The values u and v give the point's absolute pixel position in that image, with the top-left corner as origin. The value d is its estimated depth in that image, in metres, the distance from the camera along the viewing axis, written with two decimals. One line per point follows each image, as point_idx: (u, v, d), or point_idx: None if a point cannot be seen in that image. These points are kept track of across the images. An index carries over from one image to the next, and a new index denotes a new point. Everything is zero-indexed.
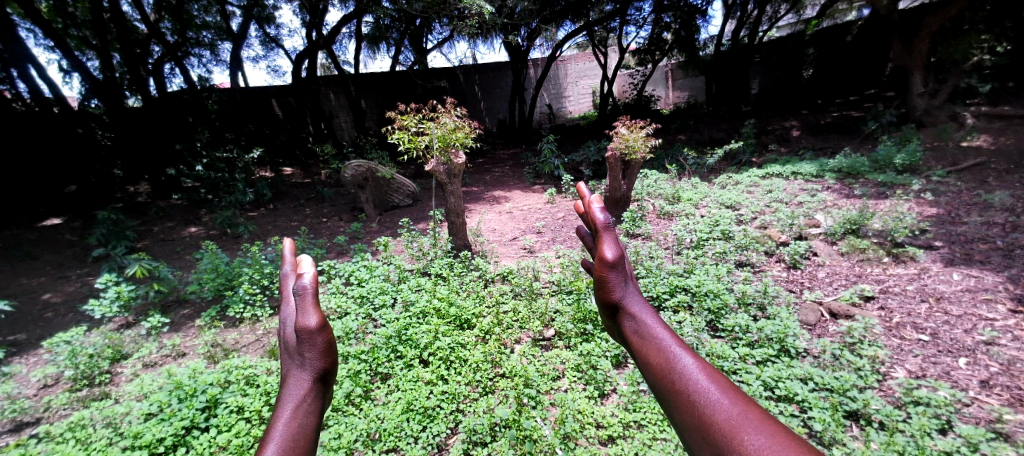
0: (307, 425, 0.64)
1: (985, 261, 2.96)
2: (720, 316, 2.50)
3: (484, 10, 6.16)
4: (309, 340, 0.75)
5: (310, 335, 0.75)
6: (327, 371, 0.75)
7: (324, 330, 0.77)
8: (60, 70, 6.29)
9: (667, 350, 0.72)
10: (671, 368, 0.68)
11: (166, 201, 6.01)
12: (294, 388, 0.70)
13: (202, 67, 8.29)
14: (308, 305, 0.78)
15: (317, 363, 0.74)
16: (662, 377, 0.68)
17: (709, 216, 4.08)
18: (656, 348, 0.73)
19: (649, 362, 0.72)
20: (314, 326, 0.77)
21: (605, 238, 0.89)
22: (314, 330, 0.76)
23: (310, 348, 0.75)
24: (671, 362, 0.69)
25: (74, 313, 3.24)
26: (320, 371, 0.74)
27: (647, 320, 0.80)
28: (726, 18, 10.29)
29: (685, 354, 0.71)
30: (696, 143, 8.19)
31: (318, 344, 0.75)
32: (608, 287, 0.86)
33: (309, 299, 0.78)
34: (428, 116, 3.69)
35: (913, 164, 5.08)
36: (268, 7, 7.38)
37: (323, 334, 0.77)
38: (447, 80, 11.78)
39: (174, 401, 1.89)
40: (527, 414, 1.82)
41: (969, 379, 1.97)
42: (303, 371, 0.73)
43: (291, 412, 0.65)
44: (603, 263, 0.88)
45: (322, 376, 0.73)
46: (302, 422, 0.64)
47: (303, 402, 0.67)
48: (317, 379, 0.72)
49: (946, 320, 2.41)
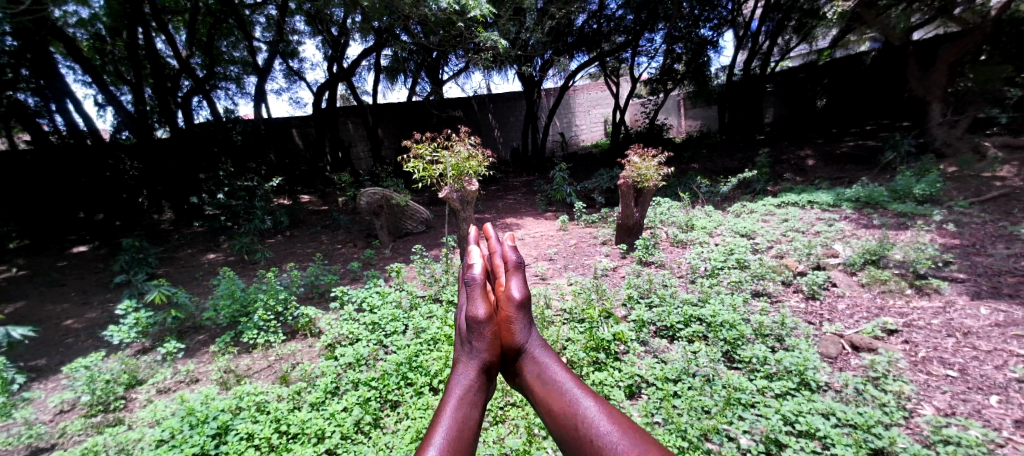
0: (470, 413, 0.81)
1: (1014, 295, 2.85)
2: (737, 347, 2.44)
3: (498, 44, 6.43)
4: (479, 329, 0.97)
5: (480, 324, 0.96)
6: (490, 362, 0.95)
7: (490, 323, 0.97)
8: (96, 105, 6.72)
9: (568, 395, 0.84)
10: (574, 414, 0.79)
11: (188, 227, 6.22)
12: (463, 374, 0.91)
13: (228, 99, 8.77)
14: (476, 300, 0.99)
15: (484, 354, 0.95)
16: (566, 423, 0.78)
17: (723, 244, 4.03)
18: (562, 397, 0.84)
19: (555, 409, 0.83)
20: (481, 317, 0.97)
21: (509, 283, 1.03)
22: (482, 319, 0.96)
23: (479, 336, 0.96)
24: (572, 406, 0.81)
25: (94, 339, 3.32)
26: (485, 361, 0.94)
27: (548, 364, 0.94)
28: (736, 49, 10.48)
29: (586, 398, 0.83)
30: (707, 171, 8.19)
31: (484, 335, 0.96)
32: (512, 333, 0.99)
33: (478, 292, 1.00)
34: (443, 144, 3.80)
35: (933, 194, 4.99)
36: (292, 42, 7.83)
37: (488, 325, 0.97)
38: (461, 110, 12.17)
39: (186, 428, 1.90)
40: (537, 445, 1.79)
41: (1002, 418, 1.87)
42: (473, 359, 0.94)
43: (461, 397, 0.84)
44: (507, 309, 1.00)
45: (485, 367, 0.93)
46: (469, 411, 0.82)
47: (471, 388, 0.88)
48: (482, 369, 0.93)
49: (975, 355, 2.31)
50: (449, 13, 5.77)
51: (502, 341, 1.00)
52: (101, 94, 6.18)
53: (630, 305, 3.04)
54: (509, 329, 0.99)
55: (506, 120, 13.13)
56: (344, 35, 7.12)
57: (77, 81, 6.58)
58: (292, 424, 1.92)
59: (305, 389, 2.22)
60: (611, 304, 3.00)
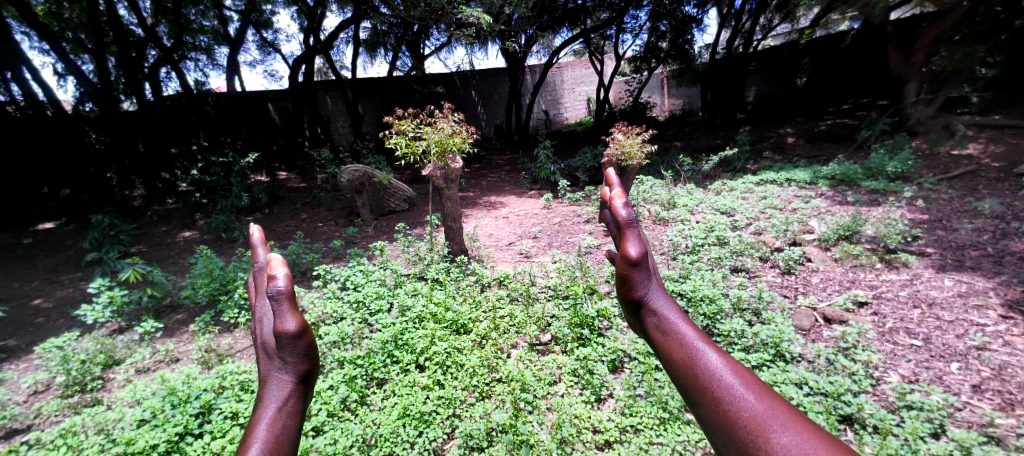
0: (287, 427, 0.64)
1: (976, 267, 3.00)
2: (716, 321, 2.52)
3: (482, 19, 6.22)
4: (291, 344, 0.75)
5: (291, 339, 0.75)
6: (308, 373, 0.75)
7: (304, 333, 0.77)
8: (55, 74, 6.28)
9: (689, 344, 0.72)
10: (693, 359, 0.69)
11: (160, 204, 5.95)
12: (275, 390, 0.70)
13: (198, 71, 8.30)
14: (285, 309, 0.77)
15: (299, 366, 0.75)
16: (685, 370, 0.68)
17: (705, 222, 4.10)
18: (676, 340, 0.74)
19: (673, 355, 0.72)
20: (293, 329, 0.76)
21: (630, 237, 0.85)
22: (295, 336, 0.75)
23: (292, 351, 0.75)
24: (694, 356, 0.69)
25: (66, 318, 3.20)
26: (303, 373, 0.74)
27: (668, 316, 0.80)
28: (721, 27, 10.39)
29: (708, 348, 0.71)
30: (692, 150, 8.23)
31: (299, 347, 0.76)
32: (633, 286, 0.83)
33: (286, 304, 0.76)
34: (426, 121, 3.68)
35: (905, 171, 5.14)
36: (265, 12, 7.43)
37: (303, 337, 0.77)
38: (444, 85, 11.84)
39: (168, 407, 1.86)
40: (523, 419, 1.81)
41: (961, 384, 1.99)
42: (285, 373, 0.74)
43: (274, 414, 0.66)
44: (627, 263, 0.83)
45: (305, 377, 0.74)
46: (285, 423, 0.65)
47: (286, 402, 0.68)
48: (299, 380, 0.73)
49: (938, 325, 2.43)
50: None
51: (623, 294, 0.84)
52: (60, 63, 5.77)
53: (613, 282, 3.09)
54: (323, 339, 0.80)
55: (491, 97, 12.85)
56: (320, 5, 6.74)
57: (33, 48, 6.10)
58: None
59: None
60: (595, 281, 3.04)
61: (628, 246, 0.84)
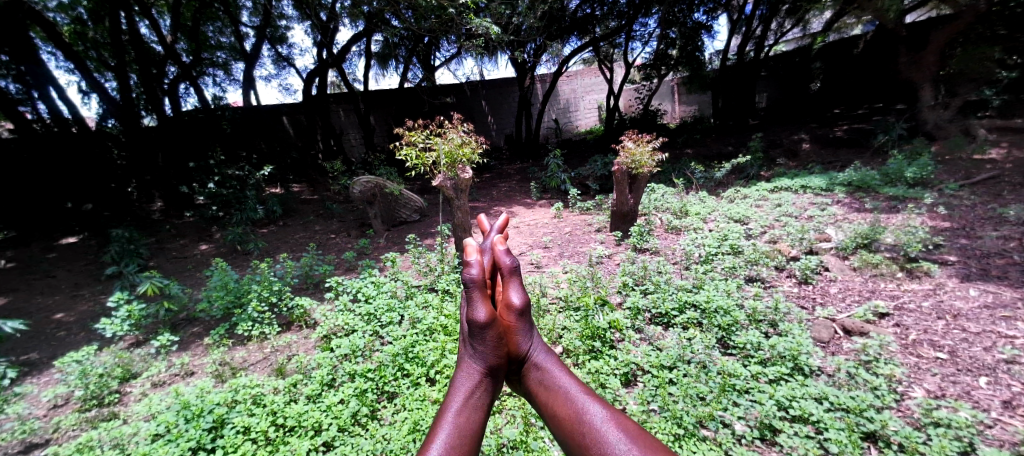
0: (473, 420, 0.77)
1: (1003, 276, 2.89)
2: (731, 333, 2.46)
3: (490, 29, 6.27)
4: (480, 333, 0.92)
5: (482, 328, 0.91)
6: (495, 366, 0.91)
7: (491, 325, 0.92)
8: (80, 92, 6.53)
9: (574, 400, 0.82)
10: (582, 419, 0.77)
11: (178, 217, 6.11)
12: (465, 379, 0.86)
13: (215, 86, 8.56)
14: (476, 301, 0.93)
15: (487, 358, 0.90)
16: (570, 430, 0.77)
17: (718, 230, 4.04)
18: (566, 401, 0.82)
19: (559, 415, 0.81)
20: (483, 319, 0.92)
21: (512, 286, 0.99)
22: (484, 324, 0.91)
23: (481, 341, 0.92)
24: (578, 413, 0.78)
25: (86, 331, 3.29)
26: (489, 365, 0.90)
27: (553, 372, 0.90)
28: (731, 33, 10.33)
29: (593, 403, 0.81)
30: (704, 157, 8.13)
31: (487, 338, 0.91)
32: (515, 340, 0.95)
33: (477, 292, 0.93)
34: (435, 132, 3.71)
35: (925, 177, 5.01)
36: (280, 27, 7.64)
37: (490, 327, 0.92)
38: (453, 95, 12.00)
39: (182, 422, 1.89)
40: (534, 435, 1.79)
41: (991, 400, 1.90)
42: (476, 362, 0.90)
43: (464, 401, 0.81)
44: (511, 313, 0.97)
45: (491, 370, 0.90)
46: (472, 415, 0.79)
47: (473, 391, 0.84)
48: (485, 371, 0.89)
49: (965, 337, 2.34)
50: None
51: (505, 350, 0.95)
52: (84, 81, 5.99)
53: (625, 292, 3.06)
54: (509, 335, 0.95)
55: (501, 106, 12.95)
56: (333, 20, 6.88)
57: (60, 68, 6.36)
58: (288, 417, 1.92)
59: (301, 382, 2.21)
60: (606, 291, 3.00)
61: (512, 293, 1.00)
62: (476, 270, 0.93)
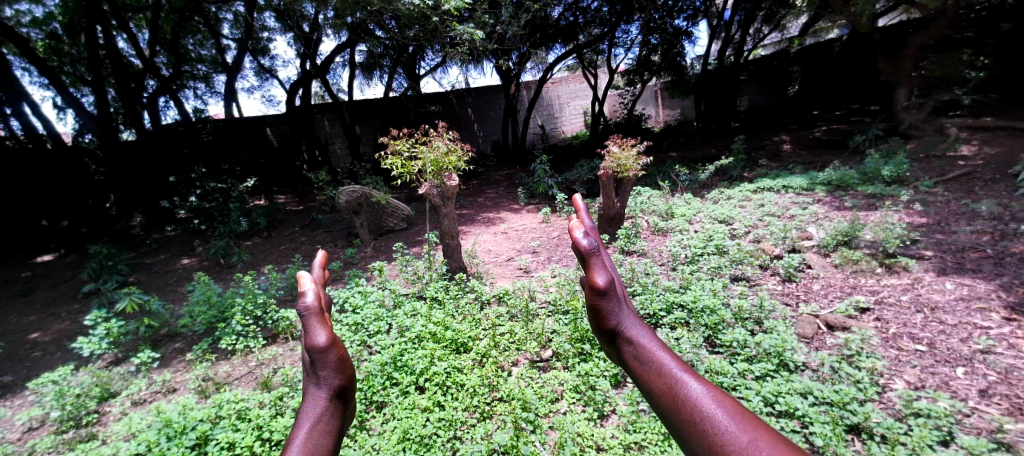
0: (313, 450, 0.54)
1: (976, 270, 2.99)
2: (717, 332, 2.50)
3: (474, 36, 6.30)
4: (321, 358, 0.68)
5: (322, 353, 0.68)
6: (349, 388, 0.67)
7: (336, 348, 0.70)
8: (55, 107, 6.38)
9: (672, 376, 0.58)
10: (677, 392, 0.54)
11: (159, 232, 5.97)
12: (309, 407, 0.62)
13: (197, 99, 8.43)
14: (316, 325, 0.72)
15: (334, 380, 0.66)
16: (666, 403, 0.54)
17: (703, 231, 4.10)
18: (661, 375, 0.59)
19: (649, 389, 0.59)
20: (324, 344, 0.70)
21: (597, 263, 0.76)
22: (325, 348, 0.68)
23: (323, 365, 0.67)
24: (676, 386, 0.56)
25: (63, 351, 3.18)
26: (339, 387, 0.66)
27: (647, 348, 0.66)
28: (711, 39, 10.57)
29: (690, 378, 0.57)
30: (688, 159, 8.27)
31: (331, 360, 0.68)
32: (602, 314, 0.73)
33: (315, 318, 0.72)
34: (421, 141, 3.71)
35: (900, 175, 5.16)
36: (262, 39, 7.58)
37: (337, 349, 0.70)
38: (440, 103, 12.03)
39: (164, 440, 1.84)
40: (525, 439, 1.79)
41: (967, 389, 1.96)
42: (320, 388, 0.66)
43: (303, 435, 0.56)
44: (594, 290, 0.74)
45: (342, 392, 0.65)
46: (312, 446, 0.55)
47: (318, 419, 0.60)
48: (334, 396, 0.64)
49: (942, 329, 2.41)
50: (422, 6, 5.58)
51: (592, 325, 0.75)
52: (60, 96, 5.86)
53: None
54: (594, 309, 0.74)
55: (487, 113, 13.01)
56: (316, 30, 6.85)
57: (33, 83, 6.21)
58: (275, 431, 1.88)
59: (287, 394, 2.18)
60: None
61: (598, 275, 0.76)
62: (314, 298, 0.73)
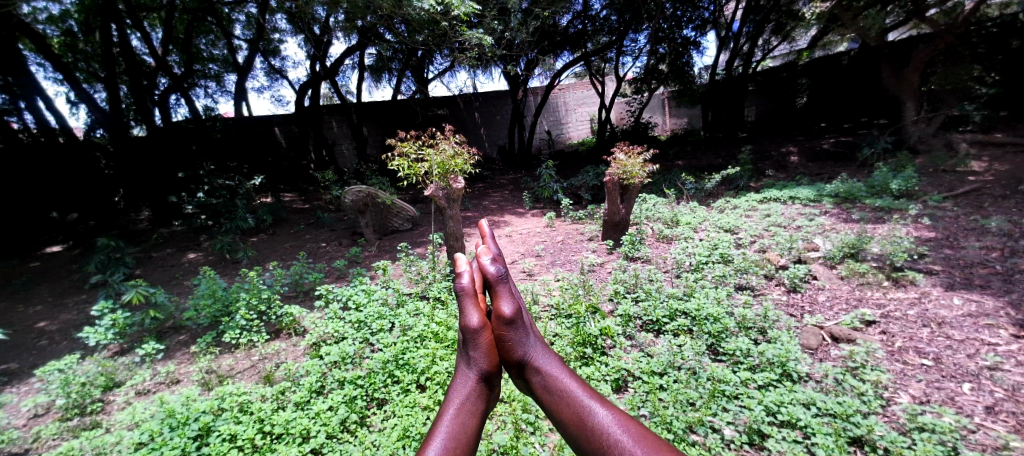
0: (470, 421, 1.01)
1: (985, 286, 2.96)
2: (721, 340, 2.48)
3: (483, 40, 6.36)
4: (474, 340, 1.13)
5: (475, 333, 1.12)
6: (487, 371, 1.13)
7: (485, 331, 1.14)
8: (69, 103, 6.49)
9: (575, 401, 1.03)
10: (583, 415, 0.98)
11: (167, 227, 6.05)
12: (465, 382, 1.10)
13: (208, 97, 8.54)
14: (471, 309, 1.15)
15: (480, 364, 1.12)
16: (576, 422, 0.98)
17: (708, 240, 4.08)
18: (568, 402, 1.03)
19: (564, 412, 1.03)
20: (476, 325, 1.13)
21: (502, 297, 1.17)
22: (475, 328, 1.13)
23: (474, 349, 1.13)
24: (581, 410, 1.00)
25: (70, 341, 3.22)
26: (482, 370, 1.12)
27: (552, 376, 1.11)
28: (719, 49, 10.59)
29: (594, 403, 1.02)
30: (694, 168, 8.26)
31: (480, 341, 1.13)
32: (513, 349, 1.15)
33: (469, 303, 1.14)
34: (428, 142, 3.74)
35: (909, 189, 5.13)
36: (274, 40, 7.69)
37: (480, 332, 1.13)
38: (447, 107, 12.13)
39: (166, 430, 1.85)
40: (524, 440, 1.78)
41: (974, 405, 1.93)
42: (472, 370, 1.12)
43: (461, 406, 1.04)
44: (503, 323, 1.15)
45: (484, 373, 1.12)
46: (467, 416, 1.02)
47: (470, 395, 1.07)
48: (482, 377, 1.11)
49: (948, 344, 2.39)
50: (433, 10, 5.64)
51: (508, 357, 1.16)
52: (73, 92, 5.96)
53: (617, 300, 3.08)
54: (505, 343, 1.15)
55: (494, 118, 13.10)
56: (328, 33, 6.95)
57: (49, 79, 6.33)
58: (275, 425, 1.89)
59: (288, 389, 2.19)
60: (598, 299, 3.02)
61: (503, 305, 1.17)
62: (466, 282, 1.15)
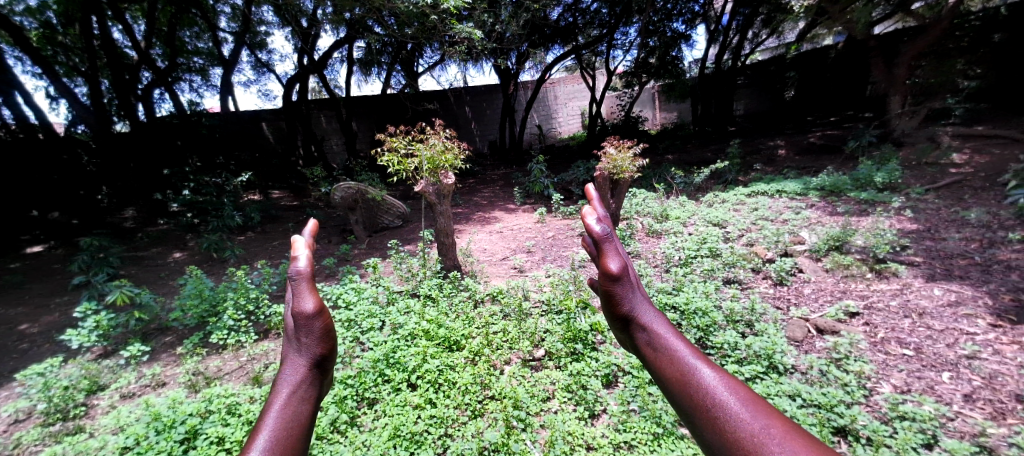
0: (300, 413, 0.62)
1: (964, 276, 3.03)
2: (709, 334, 2.52)
3: (473, 34, 6.28)
4: (306, 326, 0.74)
5: (308, 320, 0.73)
6: (327, 357, 0.74)
7: (324, 314, 0.75)
8: (47, 97, 6.30)
9: (682, 359, 0.66)
10: (691, 378, 0.62)
11: (152, 225, 5.92)
12: (289, 373, 0.69)
13: (192, 92, 8.35)
14: (304, 291, 0.76)
15: (315, 349, 0.73)
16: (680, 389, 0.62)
17: (697, 234, 4.12)
18: (670, 359, 0.67)
19: (664, 375, 0.66)
20: (310, 312, 0.75)
21: (609, 251, 0.78)
22: (311, 315, 0.74)
23: (307, 333, 0.74)
24: (689, 371, 0.63)
25: (51, 343, 3.15)
26: (318, 356, 0.72)
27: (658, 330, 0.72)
28: (709, 43, 10.61)
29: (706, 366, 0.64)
30: (683, 162, 8.31)
31: (315, 329, 0.74)
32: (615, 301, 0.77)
33: (305, 284, 0.76)
34: (417, 137, 3.69)
35: (892, 181, 5.22)
36: (259, 33, 7.50)
37: (320, 319, 0.75)
38: (437, 102, 12.01)
39: (152, 434, 1.83)
40: (515, 437, 1.80)
41: (952, 394, 1.99)
42: (301, 356, 0.72)
43: (287, 398, 0.64)
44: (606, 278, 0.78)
45: (319, 361, 0.72)
46: (298, 408, 0.63)
47: (301, 384, 0.67)
48: (314, 365, 0.71)
49: (929, 335, 2.45)
50: (421, 3, 5.55)
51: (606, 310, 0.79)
52: (52, 86, 5.77)
53: None
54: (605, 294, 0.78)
55: (485, 112, 13.01)
56: (314, 26, 6.80)
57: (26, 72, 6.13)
58: None
59: (277, 390, 2.17)
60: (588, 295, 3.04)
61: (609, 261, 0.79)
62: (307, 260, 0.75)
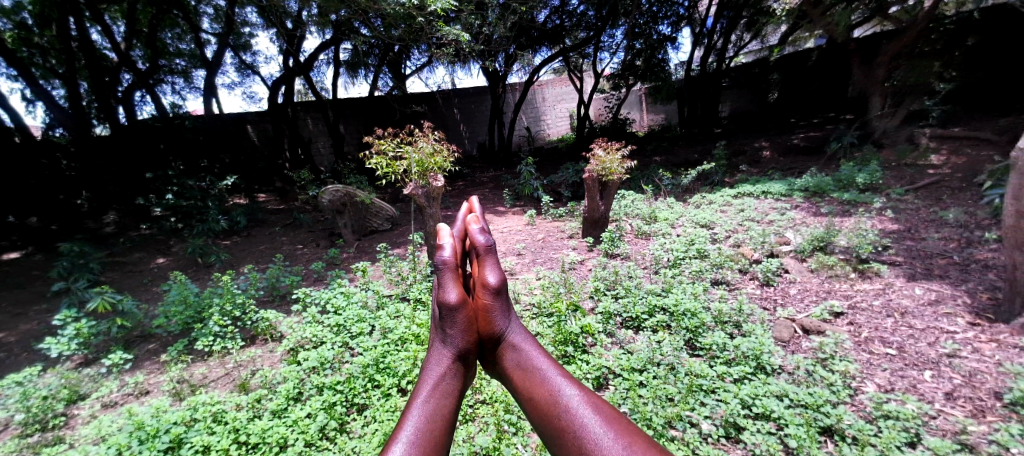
0: (445, 403, 0.87)
1: (944, 275, 3.12)
2: (698, 335, 2.54)
3: (461, 36, 6.28)
4: (452, 317, 1.02)
5: (453, 312, 1.01)
6: (466, 350, 1.01)
7: (463, 307, 1.01)
8: (23, 99, 6.12)
9: (551, 384, 0.90)
10: (557, 401, 0.86)
11: (134, 229, 5.79)
12: (438, 363, 0.96)
13: (175, 93, 8.19)
14: (449, 283, 1.03)
15: (457, 344, 1.00)
16: (546, 410, 0.86)
17: (685, 235, 4.17)
18: (542, 384, 0.91)
19: (536, 398, 0.90)
20: (453, 301, 1.01)
21: (487, 265, 1.07)
22: (455, 305, 1.01)
23: (452, 325, 1.02)
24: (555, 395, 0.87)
25: (28, 352, 3.06)
26: (459, 351, 1.00)
27: (528, 354, 1.00)
28: (694, 45, 10.70)
29: (567, 386, 0.90)
30: (671, 164, 8.40)
31: (458, 320, 1.01)
32: (493, 321, 1.04)
33: (450, 276, 1.03)
34: (405, 140, 3.67)
35: (874, 183, 5.35)
36: (244, 34, 7.38)
37: (460, 311, 1.02)
38: (427, 104, 11.98)
39: (135, 443, 1.78)
40: (507, 441, 1.80)
41: (934, 392, 2.04)
42: (446, 349, 1.00)
43: (438, 386, 0.90)
44: (486, 292, 1.05)
45: (460, 355, 0.99)
46: (445, 399, 0.88)
47: (446, 375, 0.94)
48: (457, 357, 0.99)
49: (911, 333, 2.51)
50: (409, 5, 5.52)
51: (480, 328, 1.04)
52: (29, 88, 5.61)
53: (597, 297, 3.12)
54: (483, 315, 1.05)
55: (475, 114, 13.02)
56: (300, 27, 6.72)
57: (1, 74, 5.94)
58: (250, 434, 1.84)
59: (265, 397, 2.14)
60: (578, 297, 3.04)
61: (487, 274, 1.07)
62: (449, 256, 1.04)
